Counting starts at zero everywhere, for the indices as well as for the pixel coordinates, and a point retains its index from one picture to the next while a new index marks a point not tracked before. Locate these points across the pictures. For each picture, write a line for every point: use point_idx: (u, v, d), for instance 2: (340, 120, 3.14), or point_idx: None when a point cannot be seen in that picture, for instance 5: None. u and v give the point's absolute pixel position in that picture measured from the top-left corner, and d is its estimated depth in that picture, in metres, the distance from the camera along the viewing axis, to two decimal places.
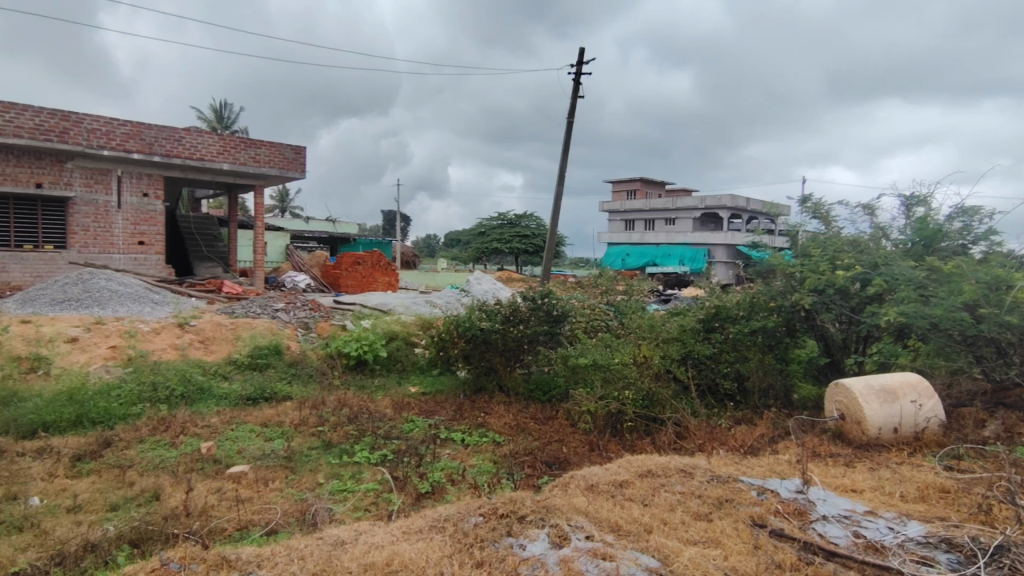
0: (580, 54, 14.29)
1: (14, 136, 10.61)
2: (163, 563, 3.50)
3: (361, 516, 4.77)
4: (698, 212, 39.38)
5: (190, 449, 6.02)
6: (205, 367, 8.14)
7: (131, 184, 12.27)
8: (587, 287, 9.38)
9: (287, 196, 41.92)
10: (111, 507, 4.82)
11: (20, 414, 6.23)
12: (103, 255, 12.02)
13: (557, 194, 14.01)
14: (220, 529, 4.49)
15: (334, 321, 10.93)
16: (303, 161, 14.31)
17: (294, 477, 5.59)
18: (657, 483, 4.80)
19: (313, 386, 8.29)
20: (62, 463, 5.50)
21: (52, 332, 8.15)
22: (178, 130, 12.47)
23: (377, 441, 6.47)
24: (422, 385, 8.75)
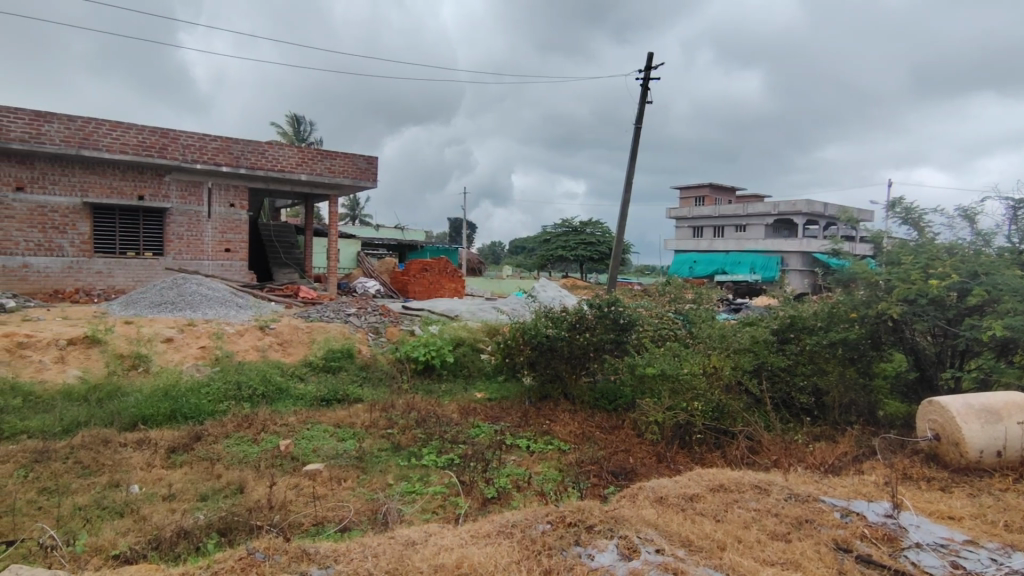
0: (649, 59, 14.06)
1: (120, 152, 11.66)
2: (249, 552, 3.70)
3: (430, 518, 4.87)
4: (771, 219, 37.98)
5: (271, 446, 6.36)
6: (283, 368, 8.57)
7: (220, 195, 13.11)
8: (654, 295, 9.14)
9: (358, 206, 43.51)
10: (201, 497, 5.16)
11: (123, 408, 6.77)
12: (194, 262, 12.91)
13: (625, 201, 13.84)
14: (298, 523, 4.71)
15: (403, 326, 11.21)
16: (375, 170, 14.83)
17: (365, 478, 5.78)
18: (730, 499, 4.63)
19: (383, 389, 8.54)
20: (159, 454, 5.94)
21: (150, 332, 8.81)
22: (261, 143, 13.24)
23: (444, 446, 6.60)
24: (488, 392, 8.86)
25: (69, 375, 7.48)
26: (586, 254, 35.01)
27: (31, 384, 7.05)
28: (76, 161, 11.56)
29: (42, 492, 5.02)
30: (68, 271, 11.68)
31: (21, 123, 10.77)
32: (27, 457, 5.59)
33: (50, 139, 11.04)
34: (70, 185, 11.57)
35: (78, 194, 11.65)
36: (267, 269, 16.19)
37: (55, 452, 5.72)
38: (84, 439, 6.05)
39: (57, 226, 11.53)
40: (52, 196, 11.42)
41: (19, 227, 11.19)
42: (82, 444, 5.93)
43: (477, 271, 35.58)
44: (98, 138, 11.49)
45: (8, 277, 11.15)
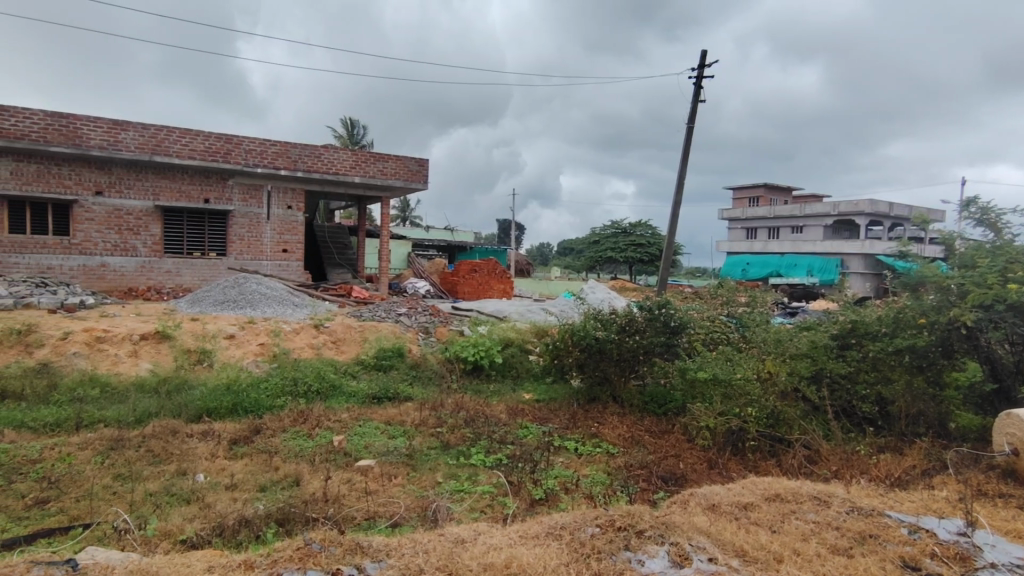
0: (703, 56, 13.74)
1: (188, 158, 12.28)
2: (306, 542, 3.82)
3: (478, 517, 4.92)
4: (830, 219, 36.50)
5: (325, 441, 6.56)
6: (337, 366, 8.82)
7: (278, 198, 13.60)
8: (706, 298, 8.95)
9: (409, 208, 44.29)
10: (260, 488, 5.37)
11: (190, 401, 7.13)
12: (254, 262, 13.46)
13: (677, 202, 13.58)
14: (351, 517, 4.84)
15: (452, 326, 11.35)
16: (426, 172, 15.08)
17: (415, 475, 5.89)
18: (787, 509, 4.48)
19: (432, 388, 8.67)
20: (222, 445, 6.22)
21: (214, 329, 9.24)
22: (318, 147, 13.68)
23: (492, 445, 6.64)
24: (536, 393, 8.86)
25: (141, 368, 7.93)
26: (635, 255, 34.55)
27: (108, 376, 7.51)
28: (149, 167, 12.25)
29: (117, 478, 5.34)
30: (140, 271, 12.39)
31: (100, 132, 11.50)
32: (104, 444, 5.95)
33: (127, 146, 11.74)
34: (142, 189, 12.27)
35: (150, 198, 12.34)
36: (322, 269, 16.70)
37: (128, 440, 6.07)
38: (155, 429, 6.40)
39: (131, 228, 12.24)
40: (127, 200, 12.14)
41: (98, 229, 11.95)
42: (153, 433, 6.27)
43: (525, 272, 35.63)
44: (169, 145, 12.14)
45: (87, 276, 11.92)
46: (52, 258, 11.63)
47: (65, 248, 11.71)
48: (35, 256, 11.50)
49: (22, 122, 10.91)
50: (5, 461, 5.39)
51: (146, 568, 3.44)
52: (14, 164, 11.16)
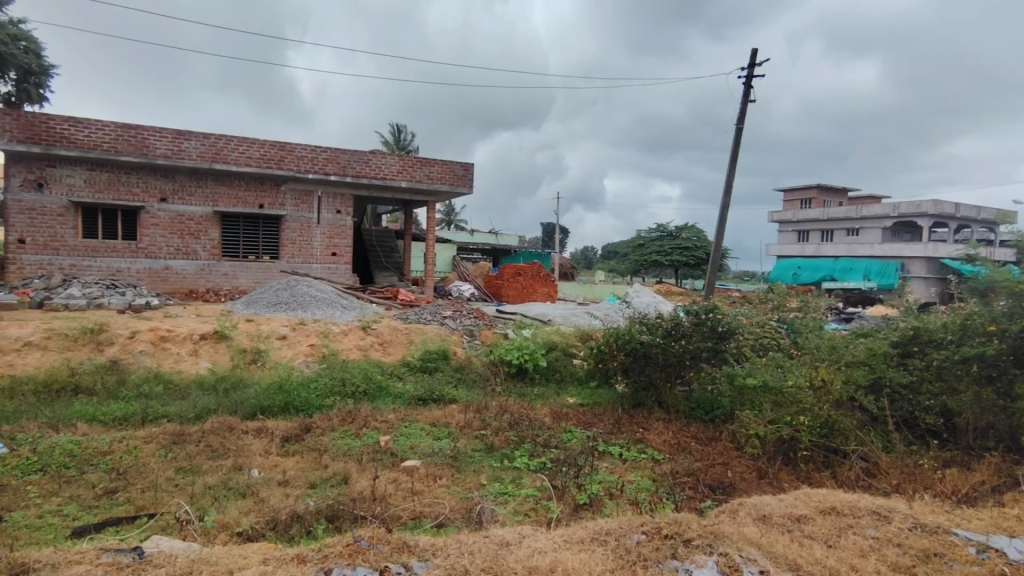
0: (754, 55, 13.39)
1: (245, 165, 12.79)
2: (356, 539, 3.90)
3: (522, 520, 4.92)
4: (889, 221, 34.95)
5: (372, 441, 6.69)
6: (384, 367, 8.99)
7: (328, 203, 14.01)
8: (755, 303, 8.77)
9: (454, 211, 44.81)
10: (311, 485, 5.53)
11: (246, 399, 7.41)
12: (305, 265, 13.89)
13: (725, 204, 13.28)
14: (397, 516, 4.92)
15: (497, 330, 11.41)
16: (471, 177, 15.21)
17: (460, 476, 5.94)
18: (844, 523, 4.31)
19: (477, 391, 8.74)
20: (275, 442, 6.44)
21: (267, 330, 9.59)
22: (367, 153, 14.02)
23: (536, 449, 6.64)
24: (581, 397, 8.81)
25: (200, 366, 8.29)
26: (682, 259, 33.97)
27: (170, 373, 7.89)
28: (209, 174, 12.81)
29: (178, 471, 5.60)
30: (199, 273, 12.96)
31: (165, 141, 12.11)
32: (167, 438, 6.26)
33: (189, 154, 12.32)
34: (202, 196, 12.85)
35: (209, 204, 12.91)
36: (369, 272, 17.08)
37: (189, 435, 6.35)
38: (213, 425, 6.68)
39: (192, 232, 12.83)
40: (189, 206, 12.74)
41: (161, 234, 12.58)
42: (211, 429, 6.55)
43: (569, 275, 35.50)
44: (227, 153, 12.67)
45: (152, 278, 12.55)
46: (121, 261, 12.31)
47: (132, 251, 12.38)
48: (105, 259, 12.20)
49: (95, 133, 11.62)
50: (78, 451, 5.73)
51: (206, 558, 3.59)
52: (87, 173, 11.88)
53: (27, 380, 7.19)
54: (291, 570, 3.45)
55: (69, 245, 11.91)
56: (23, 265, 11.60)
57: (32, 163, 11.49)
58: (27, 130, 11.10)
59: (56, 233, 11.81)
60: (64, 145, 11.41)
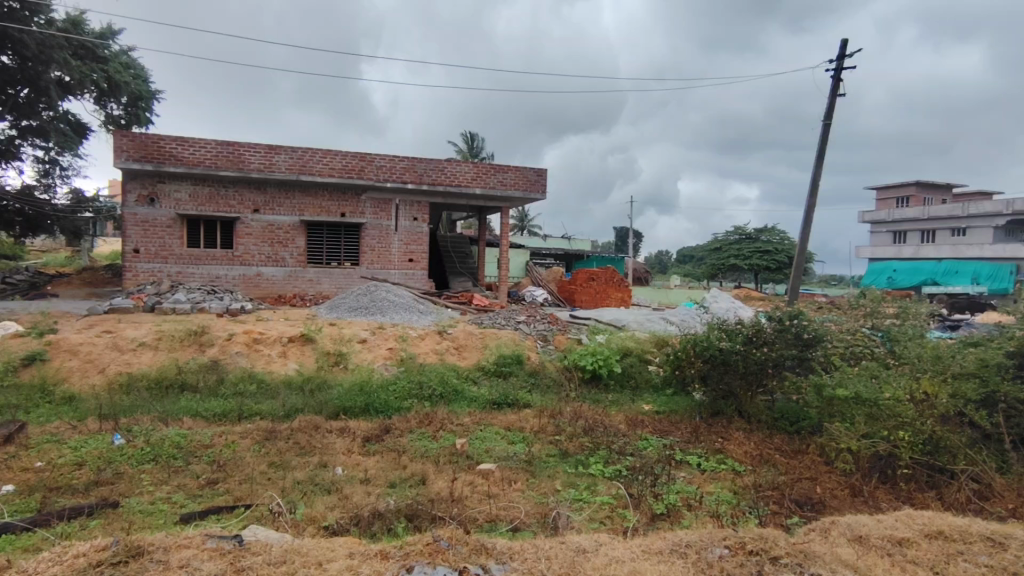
0: (843, 45, 12.67)
1: (328, 176, 13.46)
2: (434, 539, 3.98)
3: (598, 528, 4.87)
4: (1002, 219, 32.01)
5: (448, 443, 6.84)
6: (459, 371, 9.16)
7: (406, 210, 14.48)
8: (845, 309, 8.21)
9: (527, 217, 45.10)
10: (391, 484, 5.72)
11: (330, 399, 7.76)
12: (384, 271, 14.42)
13: (811, 204, 12.61)
14: (473, 518, 5.00)
15: (570, 335, 11.38)
16: (543, 182, 15.28)
17: (534, 481, 5.96)
18: (952, 549, 3.97)
19: (551, 396, 8.72)
20: (357, 442, 6.71)
21: (350, 333, 10.03)
22: (442, 161, 14.40)
23: (611, 456, 6.56)
24: (656, 404, 8.61)
25: (289, 367, 8.79)
26: (763, 263, 32.44)
27: (263, 374, 8.40)
28: (296, 186, 13.58)
29: (271, 465, 5.95)
30: (288, 279, 13.74)
31: (258, 156, 12.97)
32: (260, 435, 6.66)
33: (279, 167, 13.12)
34: (290, 206, 13.63)
35: (296, 213, 13.67)
36: (444, 277, 17.49)
37: (279, 432, 6.74)
38: (301, 423, 7.06)
39: (281, 241, 13.63)
40: (278, 216, 13.55)
41: (255, 242, 13.44)
42: (299, 427, 6.91)
43: (643, 280, 34.82)
44: (313, 165, 13.39)
45: (246, 284, 13.44)
46: (219, 269, 13.26)
47: (229, 259, 13.31)
48: (206, 266, 13.17)
49: (198, 151, 12.63)
50: (184, 443, 6.21)
51: (297, 549, 3.79)
52: (192, 188, 12.91)
53: (141, 377, 7.87)
54: (375, 565, 3.59)
55: (176, 254, 12.95)
56: (138, 272, 12.73)
57: (145, 180, 12.61)
58: (141, 150, 12.21)
59: (164, 243, 12.87)
60: (172, 162, 12.46)
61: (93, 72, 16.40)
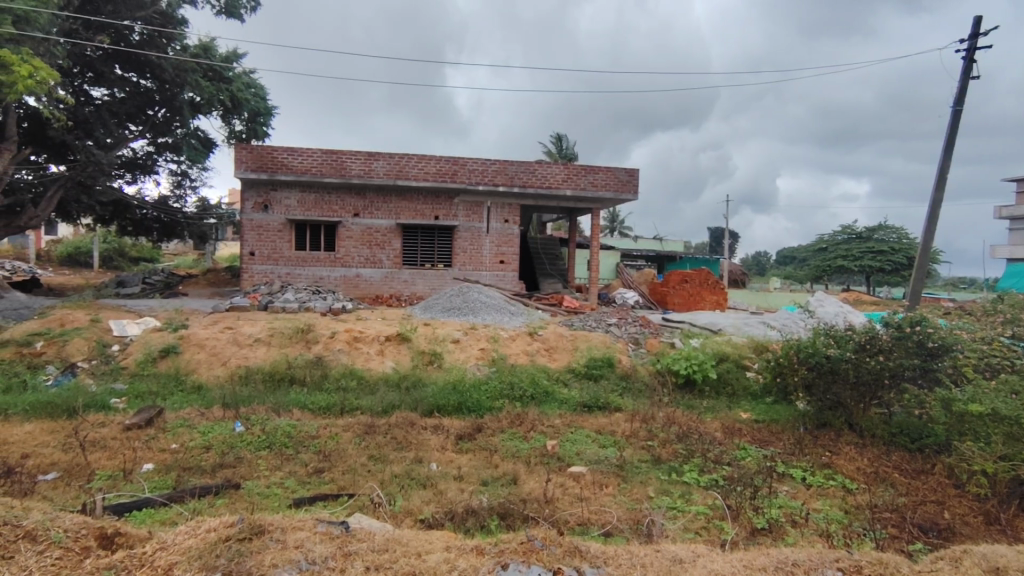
0: (976, 23, 11.47)
1: (423, 180, 13.97)
2: (529, 538, 3.99)
3: (694, 539, 4.70)
4: None
5: (539, 444, 6.88)
6: (549, 373, 9.17)
7: (497, 213, 14.73)
8: (978, 316, 7.42)
9: (617, 218, 44.57)
10: (483, 482, 5.82)
11: (425, 396, 8.04)
12: (475, 272, 14.73)
13: (937, 200, 11.51)
14: (565, 520, 5.00)
15: (663, 338, 11.09)
16: (635, 182, 14.96)
17: (626, 486, 5.85)
18: None
19: (643, 400, 8.54)
20: (450, 439, 6.89)
21: (443, 333, 10.32)
22: (533, 163, 14.53)
23: (707, 464, 6.31)
24: (756, 413, 8.18)
25: (386, 365, 9.18)
26: (875, 264, 30.06)
27: (363, 371, 8.84)
28: (393, 190, 14.19)
29: (370, 458, 6.24)
30: (385, 280, 14.37)
31: (359, 163, 13.69)
32: (361, 429, 7.00)
33: (378, 173, 13.77)
34: (388, 210, 14.27)
35: (393, 217, 14.29)
36: (534, 278, 17.59)
37: (378, 427, 7.05)
38: (398, 419, 7.35)
39: (379, 243, 14.29)
40: (376, 220, 14.22)
41: (355, 245, 14.19)
42: (396, 423, 7.20)
43: (740, 283, 33.32)
44: (409, 170, 13.94)
45: (347, 284, 14.21)
46: (323, 270, 14.10)
47: (331, 261, 14.12)
48: (312, 268, 14.05)
49: (305, 159, 13.52)
50: (294, 433, 6.66)
51: (398, 539, 3.95)
52: (300, 195, 13.84)
53: (257, 370, 8.53)
54: (471, 560, 3.66)
55: (285, 256, 13.92)
56: (253, 274, 13.81)
57: (260, 189, 13.68)
58: (257, 161, 13.28)
59: (275, 247, 13.88)
60: (284, 171, 13.43)
61: (220, 90, 17.72)
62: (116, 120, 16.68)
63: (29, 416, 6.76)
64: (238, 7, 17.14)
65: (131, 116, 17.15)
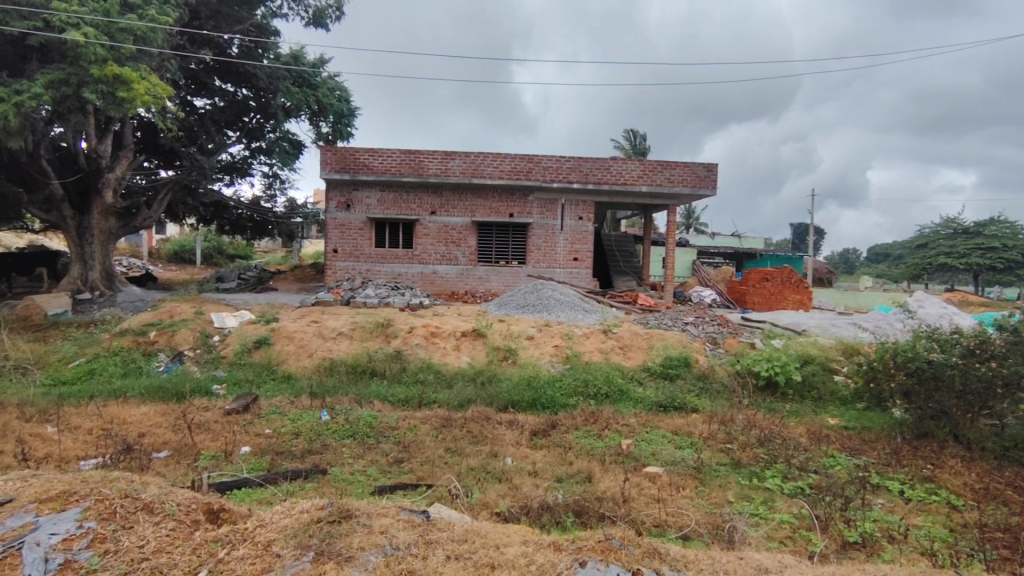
0: None
1: (498, 178, 14.14)
2: (607, 537, 3.97)
3: (778, 548, 4.51)
4: None
5: (614, 443, 6.82)
6: (624, 371, 9.04)
7: (571, 210, 14.69)
8: None
9: (693, 215, 43.30)
10: (558, 479, 5.84)
11: (500, 392, 8.14)
12: (549, 270, 14.76)
13: None
14: (641, 521, 4.93)
15: (743, 338, 10.71)
16: (714, 177, 14.46)
17: (704, 490, 5.70)
18: None
19: (721, 402, 8.28)
20: (524, 435, 6.95)
21: (518, 330, 10.42)
22: (607, 160, 14.37)
23: (792, 471, 6.03)
24: (846, 419, 7.75)
25: (462, 360, 9.38)
26: (984, 262, 27.60)
27: (440, 365, 9.08)
28: (469, 189, 14.45)
29: (448, 450, 6.40)
30: (460, 277, 14.66)
31: (436, 162, 14.05)
32: (438, 421, 7.20)
33: (454, 171, 14.09)
34: (463, 208, 14.54)
35: (469, 215, 14.54)
36: (608, 276, 17.38)
37: (455, 420, 7.22)
38: (473, 413, 7.49)
39: (454, 241, 14.59)
40: (452, 218, 14.52)
41: (431, 243, 14.57)
42: (472, 417, 7.35)
43: (826, 281, 31.62)
44: (484, 168, 14.16)
45: (423, 281, 14.61)
46: (401, 267, 14.55)
47: (409, 258, 14.56)
48: (390, 265, 14.54)
49: (385, 159, 14.01)
50: (376, 424, 6.93)
51: (477, 530, 4.03)
52: (380, 194, 14.34)
53: (341, 362, 8.94)
54: (549, 556, 3.68)
55: (366, 253, 14.49)
56: (336, 270, 14.45)
57: (343, 189, 14.31)
58: (341, 162, 13.90)
59: (357, 244, 14.47)
60: (365, 171, 13.99)
61: (308, 96, 18.54)
62: (216, 127, 17.94)
63: (144, 398, 7.42)
64: (325, 17, 17.96)
65: (230, 122, 18.40)
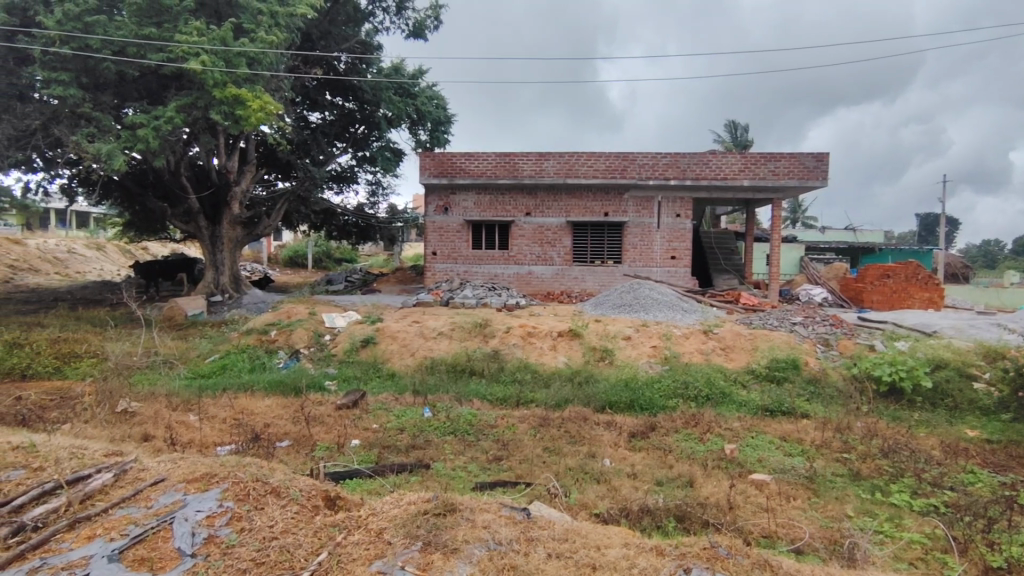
0: None
1: (592, 178, 14.05)
2: (713, 545, 3.83)
3: (907, 570, 4.13)
4: None
5: (716, 447, 6.55)
6: (726, 373, 8.65)
7: (668, 207, 14.28)
8: None
9: (800, 208, 40.59)
10: (658, 482, 5.70)
11: (597, 392, 8.08)
12: (646, 269, 14.44)
13: None
14: (748, 530, 4.70)
15: (861, 339, 9.92)
16: (824, 168, 13.50)
17: (818, 501, 5.32)
18: None
19: (836, 407, 7.72)
20: (623, 436, 6.84)
21: (614, 330, 10.28)
22: (706, 154, 13.84)
23: (921, 486, 5.49)
24: (986, 431, 6.94)
25: (558, 360, 9.40)
26: None
27: (537, 365, 9.16)
28: (563, 189, 14.45)
29: (546, 450, 6.44)
30: (556, 278, 14.69)
31: (531, 164, 14.23)
32: (536, 420, 7.26)
33: (548, 172, 14.19)
34: (558, 209, 14.56)
35: (563, 215, 14.55)
36: (707, 275, 16.71)
37: (552, 420, 7.26)
38: (571, 413, 7.49)
39: (549, 242, 14.65)
40: (547, 218, 14.60)
41: (527, 243, 14.72)
42: (569, 417, 7.35)
43: (960, 278, 28.47)
44: (578, 168, 14.14)
45: (519, 281, 14.80)
46: (497, 268, 14.84)
47: (505, 259, 14.81)
48: (486, 266, 14.86)
49: (481, 163, 14.37)
50: (475, 421, 7.12)
51: (578, 530, 4.03)
52: (476, 196, 14.70)
53: (441, 361, 9.26)
54: (652, 559, 3.61)
55: (463, 255, 14.91)
56: (435, 272, 14.97)
57: (441, 193, 14.81)
58: (438, 167, 14.42)
59: (454, 246, 14.92)
60: (462, 175, 14.43)
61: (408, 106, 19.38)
62: (326, 140, 19.20)
63: (267, 392, 8.11)
64: (423, 28, 18.68)
65: (338, 135, 19.62)
